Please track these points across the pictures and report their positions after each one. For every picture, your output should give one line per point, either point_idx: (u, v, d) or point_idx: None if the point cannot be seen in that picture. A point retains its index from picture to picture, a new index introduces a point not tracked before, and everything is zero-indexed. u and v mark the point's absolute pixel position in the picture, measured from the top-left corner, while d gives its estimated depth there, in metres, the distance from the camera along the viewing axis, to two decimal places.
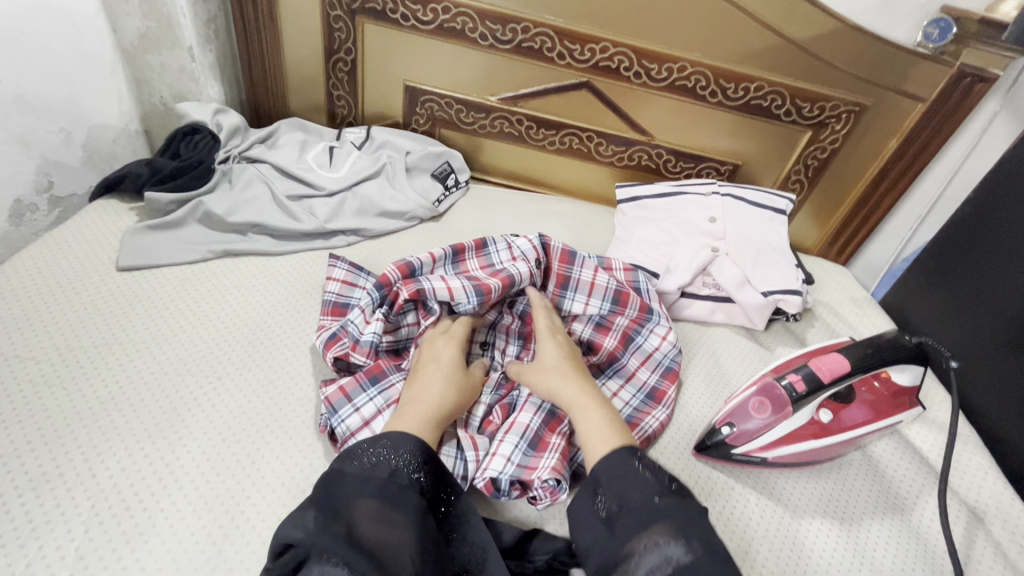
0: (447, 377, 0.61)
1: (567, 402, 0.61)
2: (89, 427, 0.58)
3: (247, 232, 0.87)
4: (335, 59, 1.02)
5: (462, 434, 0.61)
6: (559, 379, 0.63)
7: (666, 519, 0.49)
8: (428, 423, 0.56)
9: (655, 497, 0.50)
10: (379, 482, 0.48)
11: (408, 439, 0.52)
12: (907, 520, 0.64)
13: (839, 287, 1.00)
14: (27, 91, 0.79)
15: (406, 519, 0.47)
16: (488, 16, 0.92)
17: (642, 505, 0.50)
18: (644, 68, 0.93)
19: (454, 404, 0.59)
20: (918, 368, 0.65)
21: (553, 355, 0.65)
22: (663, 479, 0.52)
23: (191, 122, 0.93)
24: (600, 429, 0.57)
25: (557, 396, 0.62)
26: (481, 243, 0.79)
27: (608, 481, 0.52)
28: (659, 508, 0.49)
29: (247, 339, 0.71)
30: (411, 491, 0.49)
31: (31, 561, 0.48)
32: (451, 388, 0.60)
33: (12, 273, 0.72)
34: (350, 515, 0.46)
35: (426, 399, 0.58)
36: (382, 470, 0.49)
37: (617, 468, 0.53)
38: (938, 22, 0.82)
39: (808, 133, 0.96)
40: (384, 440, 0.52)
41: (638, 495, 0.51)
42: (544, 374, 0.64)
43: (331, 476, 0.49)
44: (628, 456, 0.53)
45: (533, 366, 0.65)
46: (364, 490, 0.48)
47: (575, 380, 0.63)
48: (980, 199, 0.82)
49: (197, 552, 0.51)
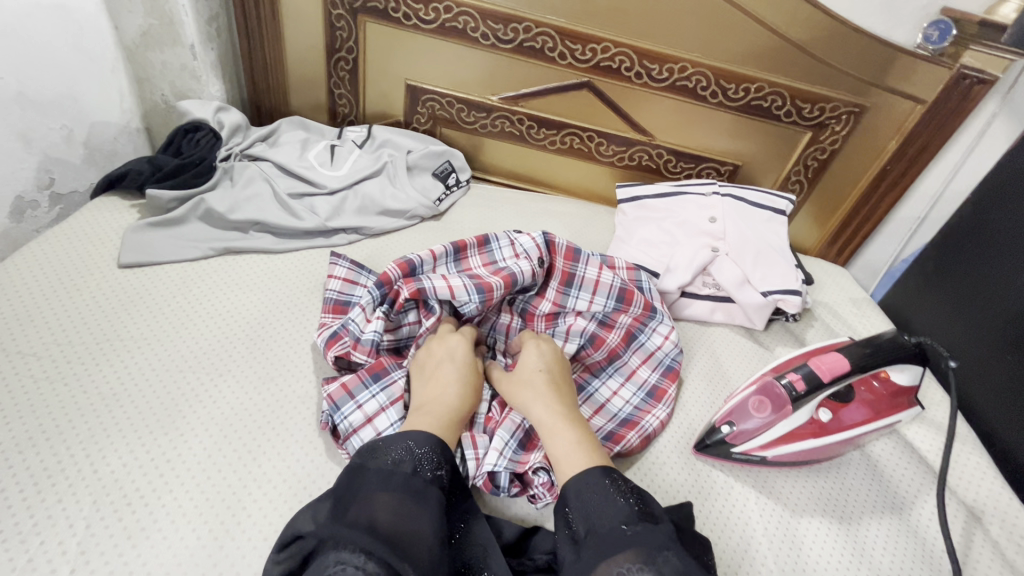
0: (463, 378, 0.62)
1: (536, 421, 0.59)
2: (90, 423, 0.58)
3: (248, 230, 0.87)
4: (337, 58, 1.03)
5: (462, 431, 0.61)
6: (531, 395, 0.61)
7: (629, 546, 0.45)
8: (443, 423, 0.56)
9: (623, 525, 0.46)
10: (402, 476, 0.48)
11: (431, 438, 0.52)
12: (905, 519, 0.64)
13: (838, 288, 1.00)
14: (29, 87, 0.79)
15: (426, 513, 0.47)
16: (490, 15, 0.92)
17: (607, 531, 0.46)
18: (645, 68, 0.93)
19: (469, 406, 0.60)
20: (917, 367, 0.65)
21: (530, 367, 0.64)
22: (635, 504, 0.49)
23: (193, 120, 0.93)
24: (565, 451, 0.55)
25: (528, 413, 0.60)
26: (484, 239, 0.79)
27: (580, 502, 0.50)
28: (625, 535, 0.46)
29: (249, 337, 0.71)
30: (431, 488, 0.49)
31: (32, 556, 0.48)
32: (464, 390, 0.61)
33: (13, 269, 0.72)
34: (372, 505, 0.45)
35: (445, 399, 0.59)
36: (405, 466, 0.49)
37: (590, 490, 0.50)
38: (938, 24, 0.82)
39: (808, 134, 0.96)
40: (408, 439, 0.52)
41: (606, 521, 0.47)
42: (518, 387, 0.63)
43: (354, 470, 0.49)
44: (601, 477, 0.51)
45: (509, 376, 0.65)
46: (387, 483, 0.47)
47: (548, 396, 0.61)
48: (979, 200, 0.82)
49: (198, 548, 0.51)
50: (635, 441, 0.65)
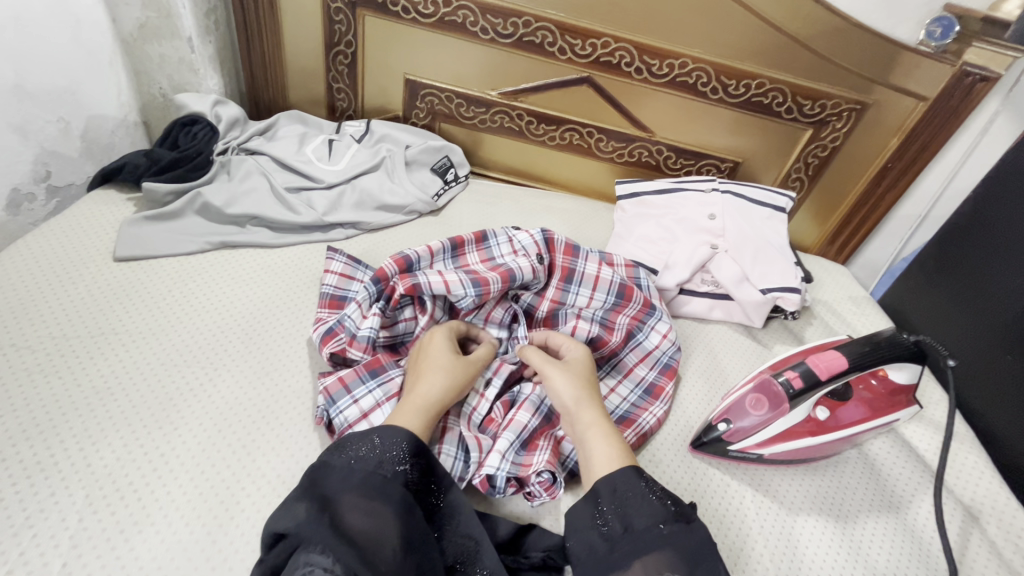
0: (444, 363, 0.59)
1: (589, 419, 0.57)
2: (85, 416, 0.58)
3: (245, 224, 0.87)
4: (336, 52, 1.02)
5: (461, 430, 0.61)
6: (586, 394, 0.60)
7: (665, 548, 0.46)
8: (410, 409, 0.54)
9: (660, 524, 0.48)
10: (363, 473, 0.47)
11: (397, 431, 0.51)
12: (903, 518, 0.64)
13: (838, 286, 1.00)
14: (25, 79, 0.78)
15: (391, 510, 0.46)
16: (490, 10, 0.91)
17: (644, 529, 0.47)
18: (645, 63, 0.92)
19: (441, 387, 0.57)
20: (916, 366, 0.65)
21: (584, 369, 0.63)
22: (670, 505, 0.49)
23: (190, 112, 0.92)
24: (614, 455, 0.53)
25: (579, 408, 0.58)
26: (482, 236, 0.79)
27: (615, 498, 0.50)
28: (661, 535, 0.47)
29: (244, 331, 0.71)
30: (394, 483, 0.48)
31: (24, 549, 0.48)
32: (438, 374, 0.58)
33: (9, 262, 0.72)
34: (337, 505, 0.45)
35: (423, 388, 0.57)
36: (369, 461, 0.48)
37: (625, 487, 0.50)
38: (941, 21, 0.82)
39: (809, 131, 0.96)
40: (372, 434, 0.50)
41: (642, 518, 0.48)
42: (574, 380, 0.61)
43: (319, 466, 0.49)
44: (634, 476, 0.51)
45: (562, 366, 0.62)
46: (349, 482, 0.47)
47: (599, 401, 0.60)
48: (980, 198, 0.82)
49: (191, 542, 0.51)
50: (633, 438, 0.65)
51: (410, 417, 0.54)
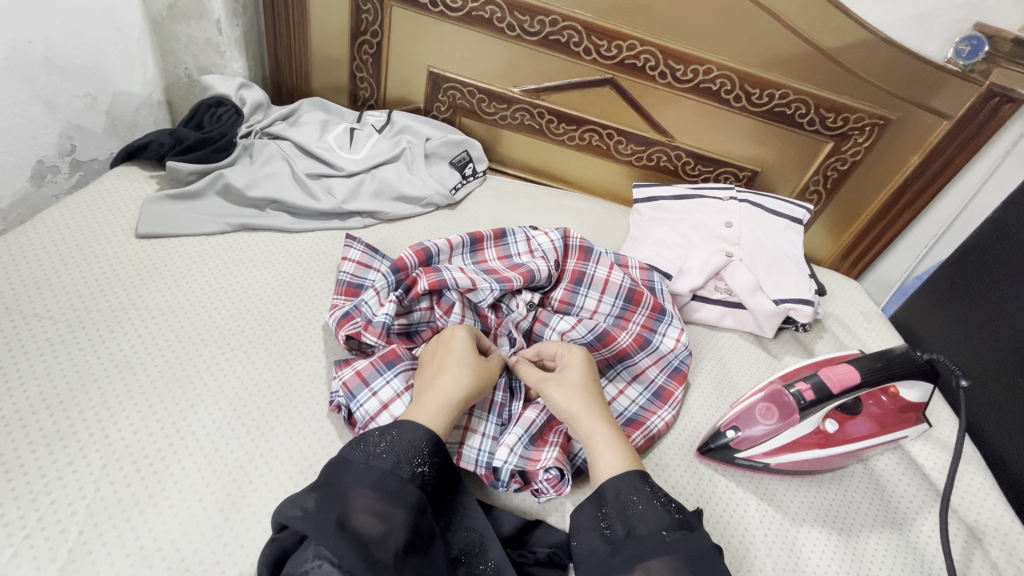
0: (464, 360, 0.58)
1: (589, 428, 0.56)
2: (103, 388, 0.59)
3: (265, 208, 0.88)
4: (361, 41, 1.02)
5: (495, 396, 0.64)
6: (586, 400, 0.58)
7: (667, 554, 0.46)
8: (438, 411, 0.53)
9: (662, 531, 0.47)
10: (379, 473, 0.47)
11: (418, 429, 0.50)
12: (906, 535, 0.64)
13: (851, 301, 0.99)
14: (54, 53, 0.79)
15: (403, 513, 0.46)
16: (518, 7, 0.91)
17: (648, 536, 0.47)
18: (670, 68, 0.92)
19: (468, 389, 0.56)
20: (927, 384, 0.65)
21: (581, 372, 0.61)
22: (674, 512, 0.50)
23: (215, 95, 0.94)
24: (616, 463, 0.53)
25: (578, 418, 0.57)
26: (500, 233, 0.81)
27: (619, 503, 0.50)
28: (664, 542, 0.47)
29: (260, 314, 0.71)
30: (411, 485, 0.47)
31: (43, 516, 0.49)
32: (463, 372, 0.57)
33: (32, 232, 0.73)
34: (348, 503, 0.45)
35: (448, 386, 0.55)
36: (387, 460, 0.48)
37: (630, 492, 0.50)
38: (970, 39, 0.81)
39: (831, 144, 0.95)
40: (391, 430, 0.50)
41: (646, 524, 0.48)
42: (571, 391, 0.59)
43: (336, 463, 0.48)
44: (640, 483, 0.51)
45: (558, 379, 0.60)
46: (365, 479, 0.46)
47: (601, 408, 0.58)
48: (1001, 219, 0.81)
49: (204, 520, 0.51)
50: (641, 440, 0.65)
51: (431, 416, 0.52)
